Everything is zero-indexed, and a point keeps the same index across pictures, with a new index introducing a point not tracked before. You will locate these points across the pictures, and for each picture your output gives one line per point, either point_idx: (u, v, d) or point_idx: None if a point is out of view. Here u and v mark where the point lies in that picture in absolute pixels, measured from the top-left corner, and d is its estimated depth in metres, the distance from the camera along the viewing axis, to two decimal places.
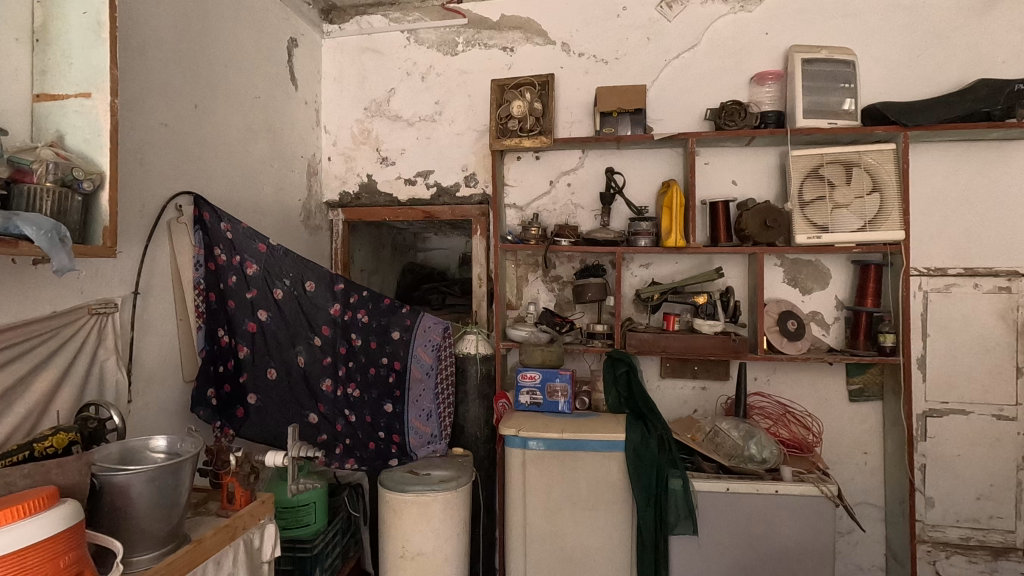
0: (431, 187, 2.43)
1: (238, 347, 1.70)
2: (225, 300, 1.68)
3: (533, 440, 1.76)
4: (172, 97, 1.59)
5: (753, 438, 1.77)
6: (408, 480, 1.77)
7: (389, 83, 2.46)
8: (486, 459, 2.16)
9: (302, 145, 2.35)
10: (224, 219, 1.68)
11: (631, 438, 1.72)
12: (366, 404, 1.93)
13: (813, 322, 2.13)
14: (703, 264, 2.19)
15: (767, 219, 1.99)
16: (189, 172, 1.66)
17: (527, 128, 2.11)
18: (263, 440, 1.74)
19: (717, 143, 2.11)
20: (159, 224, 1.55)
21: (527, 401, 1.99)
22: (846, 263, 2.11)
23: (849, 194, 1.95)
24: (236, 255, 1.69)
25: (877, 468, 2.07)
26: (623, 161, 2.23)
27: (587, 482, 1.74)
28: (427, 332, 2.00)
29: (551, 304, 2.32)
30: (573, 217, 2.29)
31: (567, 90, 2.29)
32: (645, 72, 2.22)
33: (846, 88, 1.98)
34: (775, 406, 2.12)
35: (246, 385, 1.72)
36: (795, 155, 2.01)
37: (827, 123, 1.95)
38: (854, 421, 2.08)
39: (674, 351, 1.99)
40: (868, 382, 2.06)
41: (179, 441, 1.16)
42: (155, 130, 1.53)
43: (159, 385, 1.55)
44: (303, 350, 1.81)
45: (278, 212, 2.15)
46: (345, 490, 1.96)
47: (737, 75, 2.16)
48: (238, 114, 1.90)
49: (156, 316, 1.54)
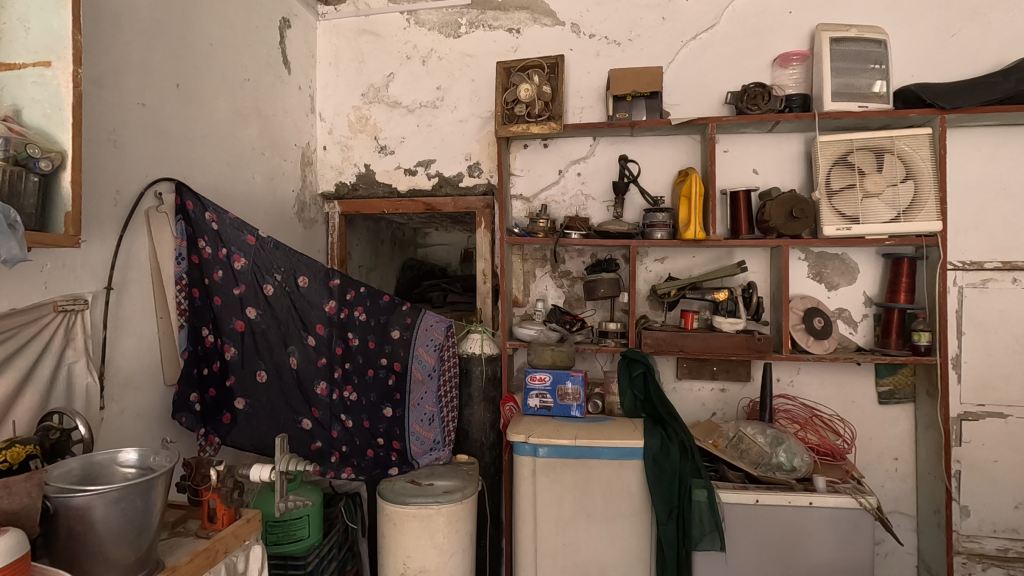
0: (432, 177, 2.30)
1: (225, 347, 1.57)
2: (211, 297, 1.55)
3: (543, 447, 1.64)
4: (150, 75, 1.46)
5: (781, 445, 1.65)
6: (410, 492, 1.64)
7: (388, 67, 2.32)
8: (492, 465, 2.03)
9: (296, 133, 2.21)
10: (210, 208, 1.54)
11: (650, 445, 1.59)
12: (364, 408, 1.81)
13: (840, 320, 2.00)
14: (722, 258, 2.06)
15: (793, 208, 1.85)
16: (170, 157, 1.52)
17: (535, 114, 1.98)
18: (251, 448, 1.59)
19: (737, 129, 1.99)
20: (137, 212, 1.42)
21: (536, 404, 1.85)
22: (875, 256, 1.98)
23: (881, 182, 1.82)
24: (223, 247, 1.56)
25: (908, 475, 1.94)
26: (637, 149, 2.10)
27: (603, 493, 1.61)
28: (428, 332, 1.89)
29: (560, 301, 2.19)
30: (584, 209, 2.16)
31: (577, 73, 2.15)
32: (660, 54, 2.09)
33: (877, 70, 1.85)
34: (801, 408, 1.99)
35: (234, 389, 1.58)
36: (822, 141, 1.88)
37: (857, 106, 1.82)
38: (884, 425, 1.96)
39: (693, 352, 1.86)
40: (899, 383, 1.93)
41: (152, 454, 1.03)
42: (131, 110, 1.40)
43: (138, 390, 1.42)
44: (296, 351, 1.67)
45: (270, 204, 2.01)
46: (342, 500, 1.83)
47: (759, 57, 2.03)
48: (226, 97, 1.76)
49: (134, 314, 1.41)
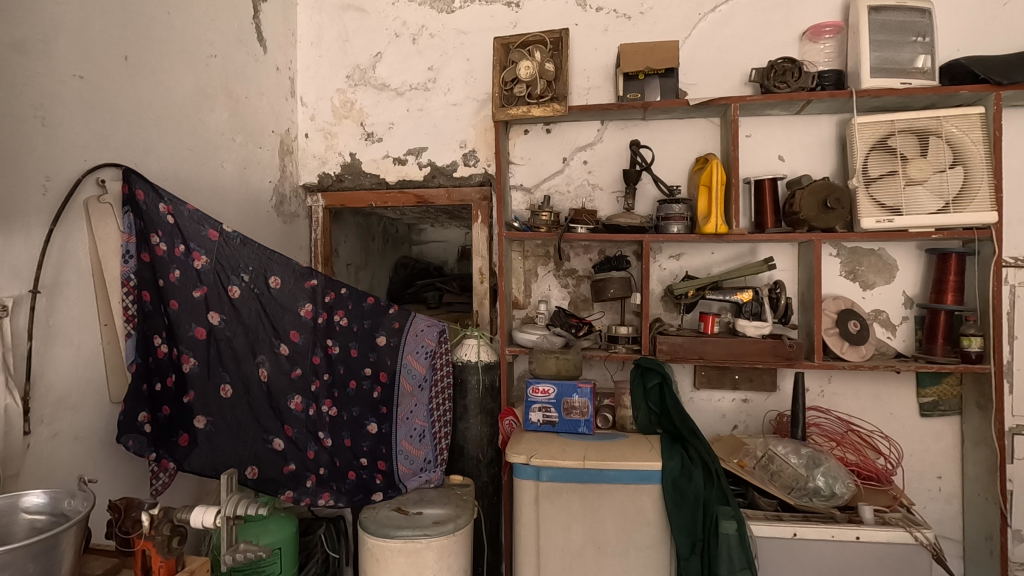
0: (424, 167, 2.09)
1: (182, 358, 1.37)
2: (165, 301, 1.35)
3: (547, 470, 1.44)
4: (90, 43, 1.26)
5: (819, 467, 1.45)
6: (395, 523, 1.44)
7: (375, 46, 2.12)
8: (490, 485, 1.85)
9: (273, 118, 2.01)
10: (165, 198, 1.35)
11: (669, 467, 1.40)
12: (345, 425, 1.61)
13: (877, 323, 1.80)
14: (745, 254, 1.86)
15: (826, 198, 1.65)
16: (118, 140, 1.32)
17: (537, 95, 1.77)
18: (214, 472, 1.39)
19: (763, 110, 1.78)
20: (73, 202, 1.21)
21: (539, 419, 1.65)
22: (916, 251, 1.78)
23: (926, 168, 1.62)
24: (180, 244, 1.37)
25: (953, 496, 1.74)
26: (650, 134, 1.90)
27: (615, 523, 1.41)
28: (418, 337, 1.69)
29: (564, 303, 1.99)
30: (591, 201, 1.95)
31: (582, 50, 1.95)
32: (675, 28, 1.88)
33: (920, 43, 1.64)
34: (835, 423, 1.79)
35: (193, 406, 1.38)
36: (860, 122, 1.67)
37: (900, 82, 1.61)
38: (925, 440, 1.76)
39: (714, 359, 1.66)
40: (943, 394, 1.73)
41: (66, 498, 0.85)
42: (65, 82, 1.20)
43: (76, 410, 1.22)
44: (266, 361, 1.49)
45: (242, 196, 1.81)
46: (321, 526, 1.64)
47: (785, 31, 1.82)
48: (188, 75, 1.57)
49: (70, 321, 1.21)
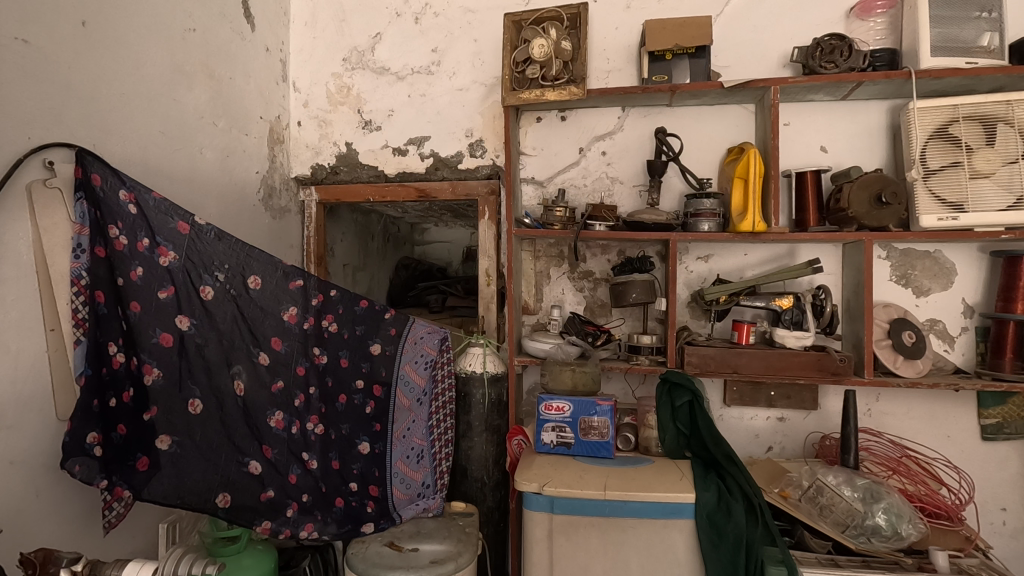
0: (426, 158, 1.92)
1: (144, 370, 1.18)
2: (124, 303, 1.15)
3: (562, 501, 1.24)
4: (36, 3, 1.08)
5: (880, 503, 1.24)
6: (387, 562, 1.27)
7: (374, 27, 1.95)
8: (496, 510, 1.67)
9: (262, 104, 1.83)
10: (126, 184, 1.16)
11: (704, 500, 1.20)
12: (334, 444, 1.44)
13: (932, 334, 1.60)
14: (782, 256, 1.68)
15: (880, 192, 1.45)
16: (71, 117, 1.14)
17: (551, 76, 1.57)
18: (179, 501, 1.19)
19: (806, 94, 1.60)
20: (12, 186, 1.03)
21: (551, 441, 1.45)
22: (978, 254, 1.58)
23: (994, 159, 1.42)
24: (144, 237, 1.18)
25: (1019, 530, 1.54)
26: (677, 122, 1.71)
27: (641, 565, 1.21)
28: (417, 345, 1.54)
29: (579, 308, 1.80)
30: (610, 195, 1.77)
31: (602, 29, 1.77)
32: (706, 5, 1.70)
33: (985, 19, 1.43)
34: (888, 447, 1.58)
35: (155, 424, 1.19)
36: (918, 107, 1.47)
37: (965, 62, 1.41)
38: (987, 466, 1.56)
39: (749, 374, 1.47)
40: (1009, 416, 1.53)
41: None
42: (4, 46, 1.02)
43: (11, 430, 1.03)
44: (242, 372, 1.31)
45: (224, 187, 1.63)
46: (305, 558, 1.46)
47: (830, 7, 1.63)
48: (161, 49, 1.39)
49: (6, 326, 1.03)
